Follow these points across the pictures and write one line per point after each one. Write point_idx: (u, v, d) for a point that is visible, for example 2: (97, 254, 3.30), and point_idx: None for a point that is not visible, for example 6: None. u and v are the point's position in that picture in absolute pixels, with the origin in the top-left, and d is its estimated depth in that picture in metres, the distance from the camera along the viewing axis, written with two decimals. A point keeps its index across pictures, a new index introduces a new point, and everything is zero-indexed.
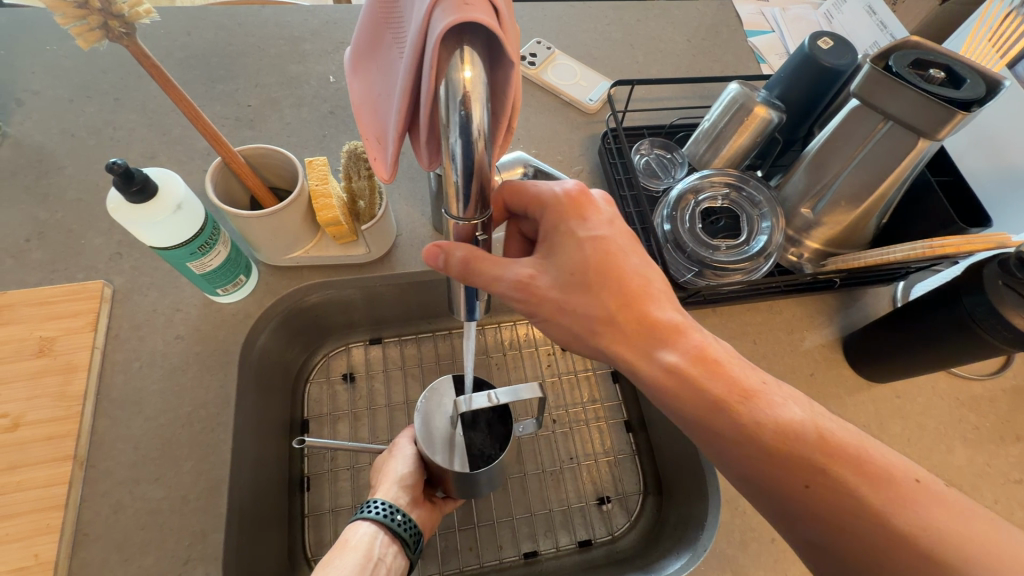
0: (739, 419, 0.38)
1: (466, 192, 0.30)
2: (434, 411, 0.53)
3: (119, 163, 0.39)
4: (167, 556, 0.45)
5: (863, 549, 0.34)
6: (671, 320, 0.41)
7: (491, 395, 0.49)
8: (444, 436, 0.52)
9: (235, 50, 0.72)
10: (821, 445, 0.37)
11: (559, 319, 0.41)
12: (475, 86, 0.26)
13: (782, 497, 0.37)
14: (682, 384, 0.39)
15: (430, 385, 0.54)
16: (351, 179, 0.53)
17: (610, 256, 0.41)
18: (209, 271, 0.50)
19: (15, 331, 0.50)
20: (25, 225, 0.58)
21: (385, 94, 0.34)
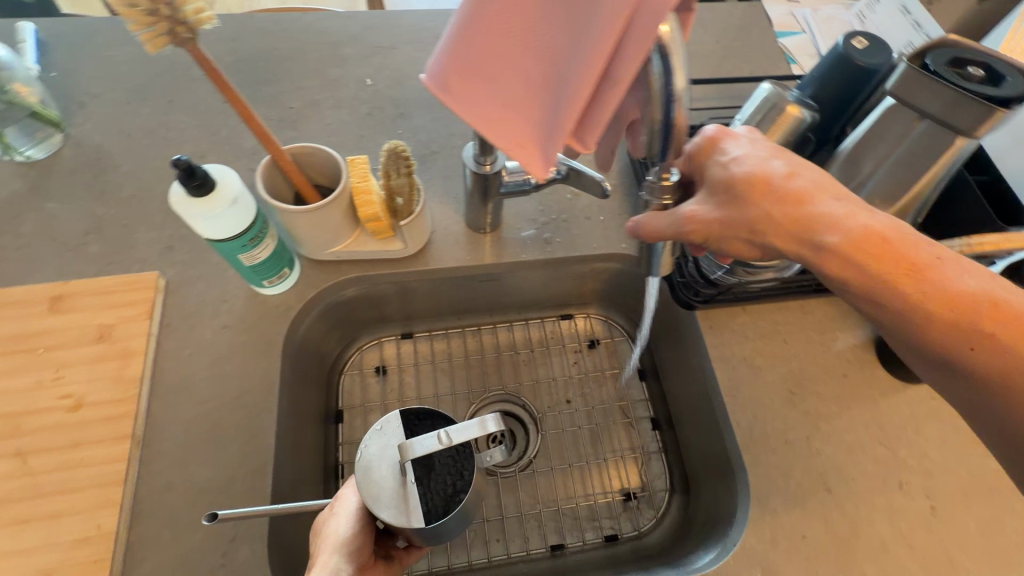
0: (896, 289, 0.38)
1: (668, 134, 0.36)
2: (377, 459, 0.42)
3: (183, 159, 0.41)
4: (216, 533, 0.48)
5: (1023, 388, 0.36)
6: (828, 211, 0.39)
7: (442, 436, 0.38)
8: (394, 488, 0.41)
9: (278, 55, 0.75)
10: (984, 302, 0.37)
11: (722, 237, 0.42)
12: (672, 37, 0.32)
13: (952, 358, 0.38)
14: (852, 270, 0.39)
15: (374, 424, 0.43)
16: (390, 176, 0.54)
17: (758, 171, 0.40)
18: (257, 263, 0.52)
19: (78, 318, 0.54)
20: (85, 220, 0.62)
21: (530, 96, 0.37)
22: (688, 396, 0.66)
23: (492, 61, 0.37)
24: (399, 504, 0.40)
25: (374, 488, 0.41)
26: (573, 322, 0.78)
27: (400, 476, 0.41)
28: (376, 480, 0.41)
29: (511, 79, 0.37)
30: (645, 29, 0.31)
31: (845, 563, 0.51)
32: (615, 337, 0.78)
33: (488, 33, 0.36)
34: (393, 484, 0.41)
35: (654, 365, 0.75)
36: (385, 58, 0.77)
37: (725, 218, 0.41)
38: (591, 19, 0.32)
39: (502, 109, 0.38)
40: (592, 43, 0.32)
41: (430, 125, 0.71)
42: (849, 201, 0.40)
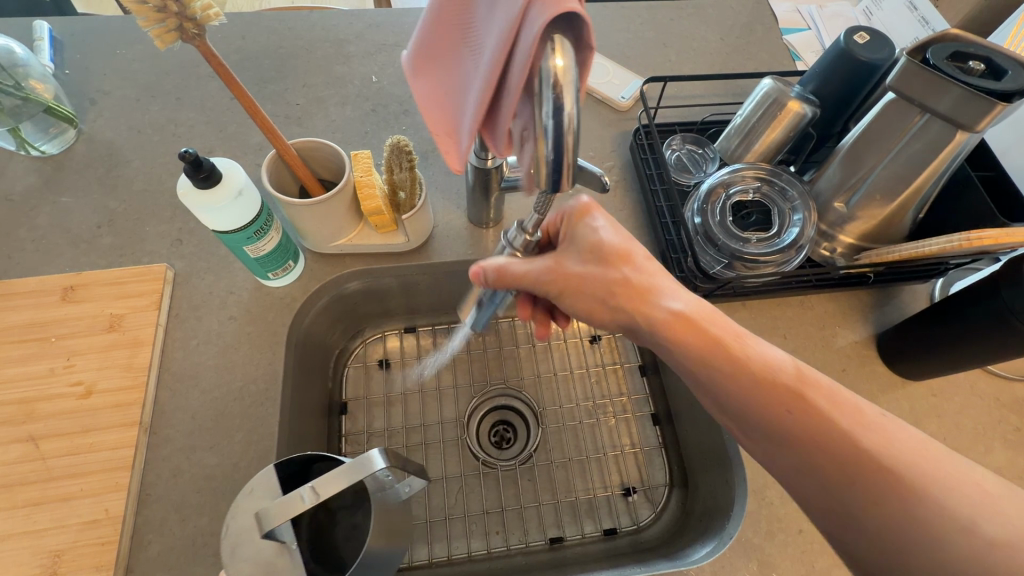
0: (720, 354, 0.40)
1: (554, 168, 0.31)
2: (248, 533, 0.38)
3: (189, 152, 0.42)
4: (221, 518, 0.49)
5: (834, 459, 0.35)
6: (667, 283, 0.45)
7: (311, 491, 0.34)
8: (274, 553, 0.38)
9: (285, 53, 0.76)
10: (793, 374, 0.39)
11: (576, 292, 0.46)
12: (564, 72, 0.29)
13: (788, 435, 0.37)
14: (682, 335, 0.42)
15: (241, 495, 0.40)
16: (392, 170, 0.55)
17: (622, 244, 0.45)
18: (262, 255, 0.53)
19: (89, 308, 0.55)
20: (97, 213, 0.63)
21: (459, 92, 0.39)
22: (687, 391, 0.67)
23: (439, 52, 0.39)
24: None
25: (246, 568, 0.38)
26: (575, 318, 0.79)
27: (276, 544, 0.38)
28: (246, 559, 0.38)
29: (446, 71, 0.39)
30: (530, 41, 0.30)
31: (843, 558, 0.51)
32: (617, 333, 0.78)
33: (437, 24, 0.38)
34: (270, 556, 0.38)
35: (654, 361, 0.75)
36: (390, 56, 0.78)
37: (577, 278, 0.45)
38: (499, 19, 0.33)
39: (440, 97, 0.41)
40: (495, 43, 0.33)
41: None
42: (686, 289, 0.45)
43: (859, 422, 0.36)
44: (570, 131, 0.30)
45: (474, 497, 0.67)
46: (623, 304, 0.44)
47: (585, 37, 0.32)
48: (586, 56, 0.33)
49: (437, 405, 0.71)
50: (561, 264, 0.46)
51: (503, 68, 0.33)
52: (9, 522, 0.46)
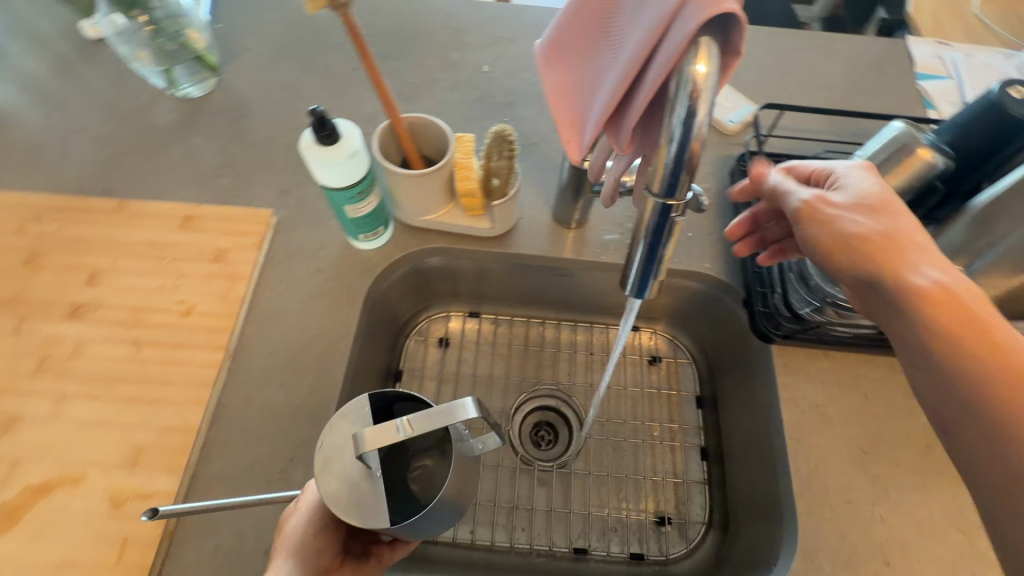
0: (981, 376, 0.35)
1: (673, 170, 0.33)
2: (339, 451, 0.42)
3: (319, 109, 0.47)
4: (278, 450, 0.52)
5: None
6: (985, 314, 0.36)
7: (408, 423, 0.37)
8: (356, 479, 0.41)
9: (407, 33, 0.80)
10: None
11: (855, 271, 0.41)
12: (705, 80, 0.29)
13: None
14: (910, 322, 0.38)
15: (336, 412, 0.43)
16: (491, 157, 0.56)
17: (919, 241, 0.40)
18: (358, 216, 0.57)
19: (202, 237, 0.61)
20: (221, 155, 0.70)
21: (585, 83, 0.38)
22: (744, 433, 0.64)
23: (576, 43, 0.39)
24: (361, 502, 0.40)
25: (332, 483, 0.41)
26: (637, 335, 0.77)
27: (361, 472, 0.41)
28: (335, 477, 0.41)
29: (581, 63, 0.39)
30: (680, 38, 0.30)
31: None
32: (678, 358, 0.76)
33: (580, 19, 0.38)
34: (355, 480, 0.41)
35: (713, 395, 0.72)
36: (504, 49, 0.80)
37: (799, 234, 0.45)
38: (647, 14, 0.33)
39: (568, 88, 0.40)
40: (640, 36, 0.33)
41: (535, 117, 0.74)
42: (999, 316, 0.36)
43: None
44: (697, 138, 0.30)
45: (506, 489, 0.68)
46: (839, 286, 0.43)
47: (735, 46, 0.31)
48: (729, 63, 0.32)
49: (488, 393, 0.73)
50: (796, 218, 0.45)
51: (644, 59, 0.33)
52: (106, 410, 0.51)
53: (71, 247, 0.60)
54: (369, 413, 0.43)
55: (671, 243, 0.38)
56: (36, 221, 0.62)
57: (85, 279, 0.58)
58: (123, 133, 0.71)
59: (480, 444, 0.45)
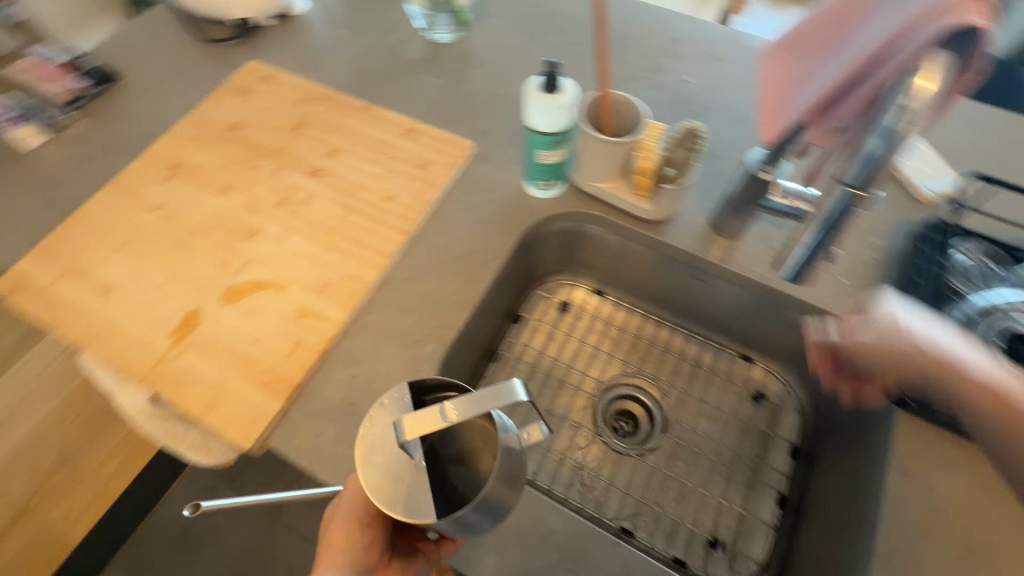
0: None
1: (872, 163, 0.39)
2: (383, 441, 0.43)
3: (553, 63, 0.57)
4: (418, 324, 0.62)
5: None
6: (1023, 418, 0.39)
7: (448, 409, 0.38)
8: (399, 466, 0.42)
9: (627, 33, 0.89)
10: None
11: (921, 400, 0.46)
12: (927, 90, 0.35)
13: None
14: (882, 365, 0.46)
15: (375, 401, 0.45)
16: (673, 147, 0.63)
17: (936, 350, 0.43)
18: (543, 163, 0.66)
19: (416, 148, 0.74)
20: (446, 91, 0.83)
21: (793, 75, 0.42)
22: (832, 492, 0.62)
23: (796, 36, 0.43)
24: (411, 492, 0.41)
25: (378, 478, 0.42)
26: (748, 366, 0.77)
27: (405, 465, 0.42)
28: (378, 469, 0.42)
29: None
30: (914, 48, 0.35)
31: None
32: (783, 404, 0.75)
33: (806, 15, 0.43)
34: (402, 472, 0.42)
35: (810, 450, 0.70)
36: (709, 67, 0.84)
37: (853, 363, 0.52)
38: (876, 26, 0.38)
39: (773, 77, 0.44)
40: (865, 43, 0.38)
41: (721, 132, 0.77)
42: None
43: None
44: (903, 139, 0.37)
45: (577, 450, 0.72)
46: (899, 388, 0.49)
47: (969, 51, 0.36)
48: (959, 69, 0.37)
49: (589, 364, 0.78)
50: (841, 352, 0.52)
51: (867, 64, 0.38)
52: (313, 247, 0.65)
53: (325, 127, 0.76)
54: (412, 402, 0.44)
55: (841, 225, 0.46)
56: (307, 102, 0.79)
57: (326, 152, 0.74)
58: (382, 58, 0.88)
59: (524, 434, 0.44)
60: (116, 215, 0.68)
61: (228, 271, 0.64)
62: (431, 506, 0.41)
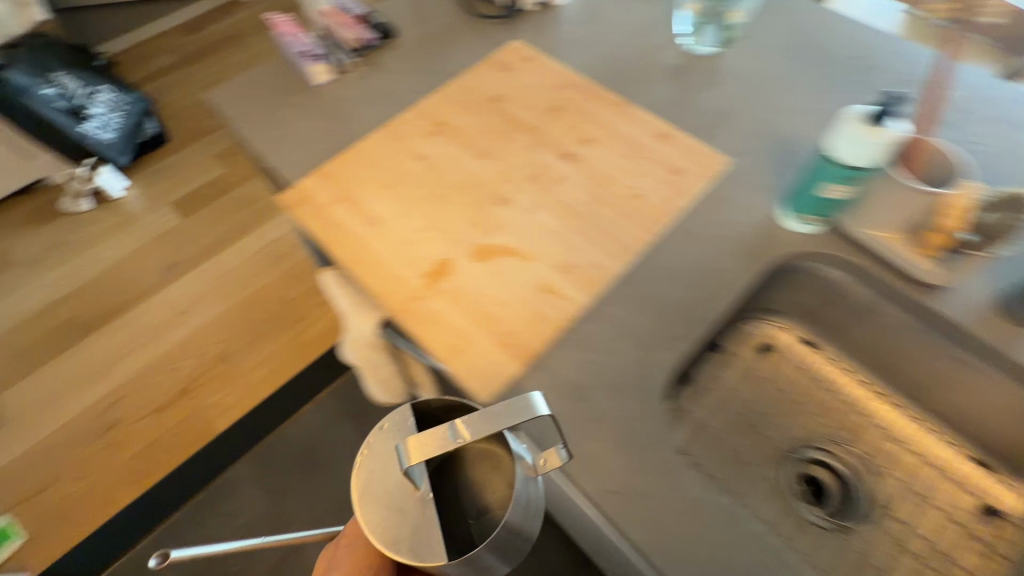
0: None
1: None
2: (385, 465, 0.47)
3: (896, 98, 0.53)
4: (655, 326, 0.60)
5: None
6: None
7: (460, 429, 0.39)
8: (403, 495, 0.46)
9: (912, 73, 0.80)
10: None
11: None
12: None
13: None
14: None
15: (375, 424, 0.49)
16: (981, 208, 0.56)
17: None
18: (823, 197, 0.62)
19: (671, 152, 0.73)
20: (701, 98, 0.80)
21: None
22: None
23: None
24: (419, 529, 0.45)
25: (380, 514, 0.45)
26: (985, 475, 0.67)
27: (411, 495, 0.45)
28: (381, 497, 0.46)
29: None
30: None
31: None
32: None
33: None
34: (408, 506, 0.46)
35: None
36: (1007, 133, 0.75)
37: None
38: None
39: None
40: None
41: None
42: None
43: None
44: None
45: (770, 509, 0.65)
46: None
47: None
48: None
49: (790, 416, 0.72)
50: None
51: None
52: (561, 225, 0.66)
53: (581, 115, 0.78)
54: (412, 424, 0.48)
55: None
56: (565, 87, 0.81)
57: (579, 139, 0.75)
58: (637, 57, 0.88)
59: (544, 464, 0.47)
60: (386, 155, 0.74)
61: (480, 230, 0.67)
62: (434, 537, 0.44)
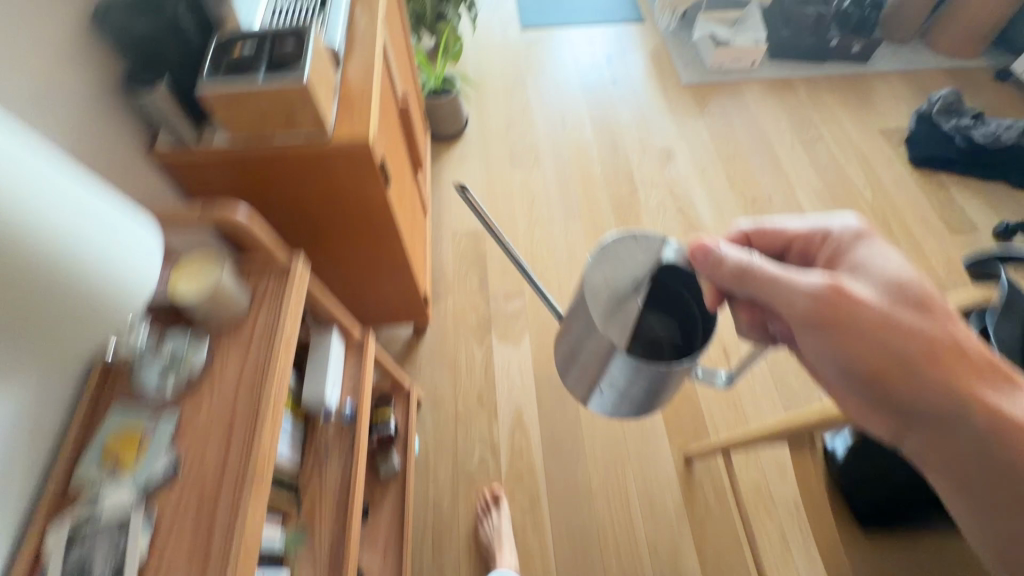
0: (909, 350, 0.60)
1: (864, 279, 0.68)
2: (620, 262, 0.64)
3: None
4: None
5: (939, 361, 0.59)
6: (921, 332, 0.60)
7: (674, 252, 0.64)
8: (624, 292, 0.64)
9: None
10: (935, 355, 0.59)
11: (801, 282, 0.64)
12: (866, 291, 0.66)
13: (900, 367, 0.60)
14: (877, 298, 0.63)
15: (629, 236, 0.64)
16: None
17: (857, 253, 0.69)
18: None
19: None
20: None
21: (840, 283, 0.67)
22: None
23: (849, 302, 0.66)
24: (619, 317, 0.63)
25: (602, 283, 0.64)
26: None
27: (622, 297, 0.64)
28: (608, 281, 0.64)
29: None
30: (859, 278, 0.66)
31: None
32: None
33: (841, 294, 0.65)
34: (619, 305, 0.64)
35: None
36: None
37: (772, 248, 0.78)
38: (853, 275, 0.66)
39: None
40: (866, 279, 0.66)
41: None
42: (888, 302, 0.62)
43: (980, 394, 0.56)
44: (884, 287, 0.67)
45: None
46: (811, 327, 0.64)
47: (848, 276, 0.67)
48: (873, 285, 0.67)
49: None
50: (753, 265, 0.65)
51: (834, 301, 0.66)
52: None
53: None
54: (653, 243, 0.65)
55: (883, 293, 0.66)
56: None
57: None
58: None
59: (708, 375, 0.80)
60: None
61: None
62: (626, 334, 0.63)
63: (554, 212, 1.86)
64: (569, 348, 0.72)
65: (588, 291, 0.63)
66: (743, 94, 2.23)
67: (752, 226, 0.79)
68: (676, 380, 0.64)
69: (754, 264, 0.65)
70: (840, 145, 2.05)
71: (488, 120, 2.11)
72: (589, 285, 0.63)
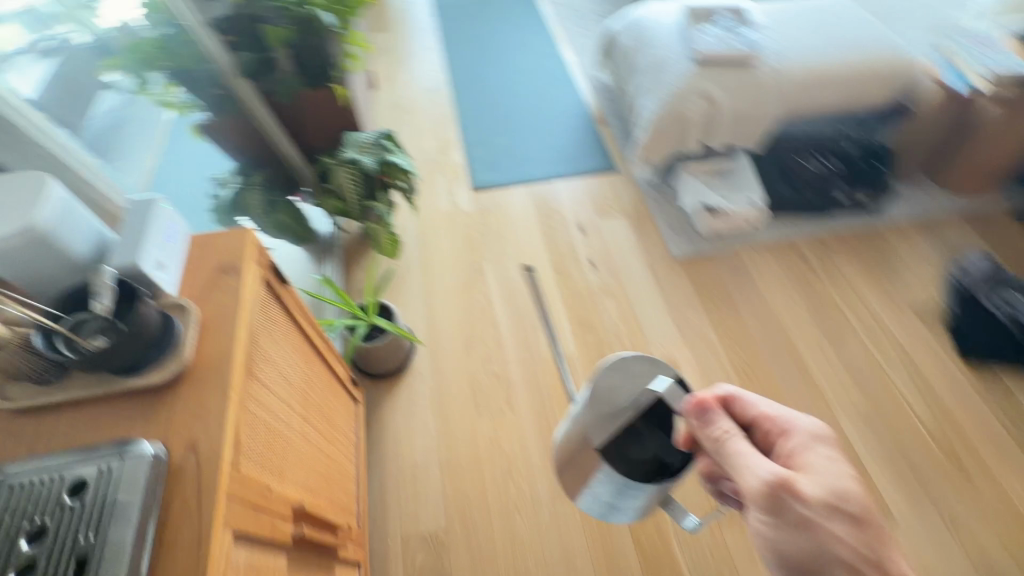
0: (836, 560, 0.70)
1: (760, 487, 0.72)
2: (626, 376, 0.72)
3: None
4: None
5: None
6: (847, 540, 0.70)
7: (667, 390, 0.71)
8: (625, 404, 0.72)
9: None
10: (853, 568, 0.70)
11: (764, 471, 0.72)
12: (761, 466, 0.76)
13: (817, 570, 0.73)
14: (827, 503, 0.72)
15: (638, 358, 0.72)
16: None
17: (807, 444, 0.78)
18: None
19: None
20: None
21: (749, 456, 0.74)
22: None
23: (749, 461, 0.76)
24: (607, 424, 0.72)
25: (607, 386, 0.72)
26: None
27: (616, 406, 0.72)
28: (609, 385, 0.72)
29: None
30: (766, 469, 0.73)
31: None
32: None
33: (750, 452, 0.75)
34: (614, 413, 0.72)
35: None
36: None
37: (746, 417, 0.82)
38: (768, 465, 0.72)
39: None
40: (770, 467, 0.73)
41: None
42: (825, 502, 0.72)
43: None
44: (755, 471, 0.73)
45: None
46: (758, 509, 0.72)
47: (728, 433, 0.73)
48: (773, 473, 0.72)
49: None
50: (725, 439, 0.73)
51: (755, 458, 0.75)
52: None
53: None
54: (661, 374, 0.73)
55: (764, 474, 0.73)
56: None
57: None
58: None
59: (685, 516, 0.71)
60: None
61: None
62: (610, 437, 0.71)
63: (536, 484, 1.40)
64: (566, 441, 0.77)
65: (590, 391, 0.73)
66: (745, 265, 1.87)
67: (735, 390, 0.82)
68: (646, 497, 0.72)
69: (725, 438, 0.72)
70: (874, 339, 1.68)
71: (441, 336, 1.66)
72: (595, 386, 0.72)
